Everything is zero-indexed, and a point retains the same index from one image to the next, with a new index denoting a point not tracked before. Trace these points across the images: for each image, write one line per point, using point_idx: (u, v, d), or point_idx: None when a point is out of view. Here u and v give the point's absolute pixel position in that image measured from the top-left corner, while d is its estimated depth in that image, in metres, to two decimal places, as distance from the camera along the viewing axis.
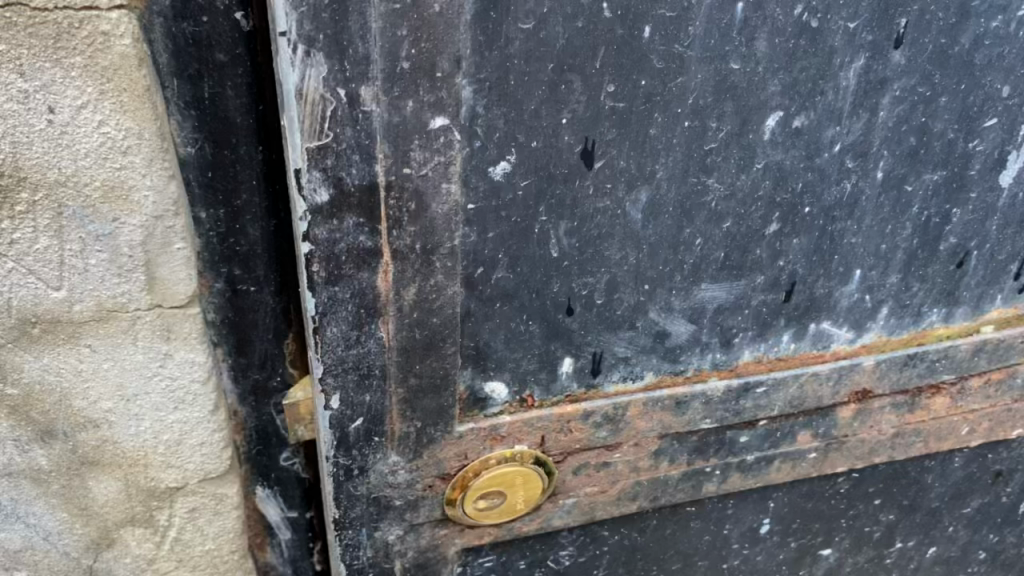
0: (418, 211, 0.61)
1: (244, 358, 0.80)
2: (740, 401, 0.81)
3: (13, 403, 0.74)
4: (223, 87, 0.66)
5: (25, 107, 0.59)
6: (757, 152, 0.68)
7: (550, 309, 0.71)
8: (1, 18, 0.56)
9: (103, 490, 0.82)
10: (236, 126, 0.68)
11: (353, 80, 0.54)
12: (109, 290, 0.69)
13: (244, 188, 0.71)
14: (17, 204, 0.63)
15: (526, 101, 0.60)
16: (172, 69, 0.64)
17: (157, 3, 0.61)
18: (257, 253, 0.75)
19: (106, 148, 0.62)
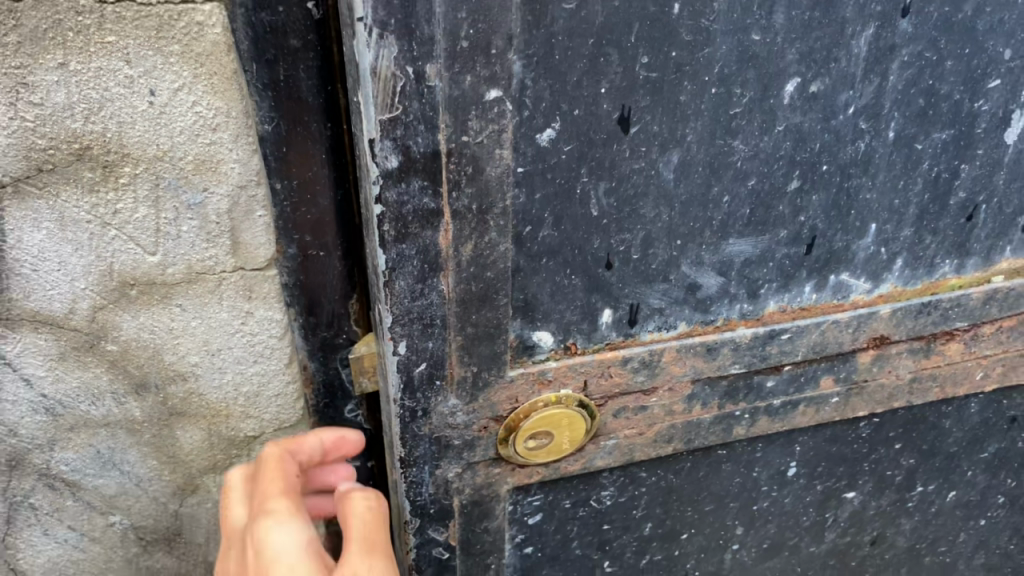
0: (475, 174, 0.68)
1: (314, 318, 0.87)
2: (767, 347, 0.88)
3: (113, 358, 0.83)
4: (297, 69, 0.72)
5: (130, 90, 0.68)
6: (778, 116, 0.75)
7: (591, 264, 0.78)
8: (112, 13, 0.64)
9: (191, 438, 0.91)
10: (308, 105, 0.74)
11: (420, 59, 0.61)
12: (199, 254, 0.77)
13: (315, 162, 0.77)
14: (120, 176, 0.72)
15: (569, 73, 0.67)
16: (251, 55, 0.69)
17: None
18: (327, 222, 0.81)
19: (199, 125, 0.70)
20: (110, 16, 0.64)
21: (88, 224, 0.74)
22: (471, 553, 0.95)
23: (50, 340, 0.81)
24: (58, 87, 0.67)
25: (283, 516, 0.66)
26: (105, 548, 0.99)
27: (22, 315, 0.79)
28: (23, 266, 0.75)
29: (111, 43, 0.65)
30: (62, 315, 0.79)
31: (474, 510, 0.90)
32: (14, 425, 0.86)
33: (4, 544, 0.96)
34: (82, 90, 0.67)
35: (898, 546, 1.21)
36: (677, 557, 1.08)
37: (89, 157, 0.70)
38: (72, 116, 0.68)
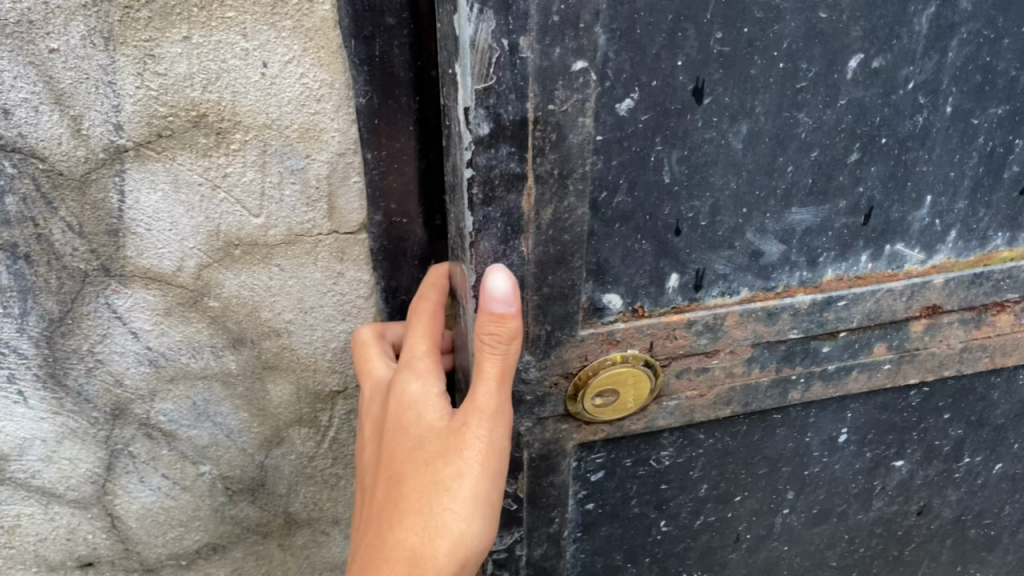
0: (558, 141, 0.73)
1: (394, 281, 0.93)
2: (823, 313, 0.93)
3: (213, 313, 0.90)
4: (391, 45, 0.78)
5: (245, 62, 0.74)
6: (841, 90, 0.79)
7: (661, 229, 0.83)
8: None
9: (279, 389, 0.98)
10: (399, 80, 0.80)
11: (514, 32, 0.66)
12: (298, 217, 0.85)
13: (402, 133, 0.83)
14: (232, 142, 0.79)
15: (649, 46, 0.72)
16: (350, 31, 0.75)
17: None
18: (410, 190, 0.87)
19: (305, 96, 0.77)
20: None
21: (200, 187, 0.81)
22: (538, 507, 1.00)
23: (158, 296, 0.88)
24: (181, 59, 0.73)
25: (420, 370, 0.76)
26: (194, 496, 1.06)
27: (135, 272, 0.85)
28: (138, 226, 0.82)
29: (231, 18, 0.72)
30: (171, 272, 0.86)
31: (542, 465, 0.96)
32: (120, 376, 0.93)
33: (104, 490, 1.03)
34: (203, 61, 0.74)
35: (944, 517, 1.24)
36: (729, 519, 1.13)
37: (205, 125, 0.77)
38: (193, 86, 0.75)
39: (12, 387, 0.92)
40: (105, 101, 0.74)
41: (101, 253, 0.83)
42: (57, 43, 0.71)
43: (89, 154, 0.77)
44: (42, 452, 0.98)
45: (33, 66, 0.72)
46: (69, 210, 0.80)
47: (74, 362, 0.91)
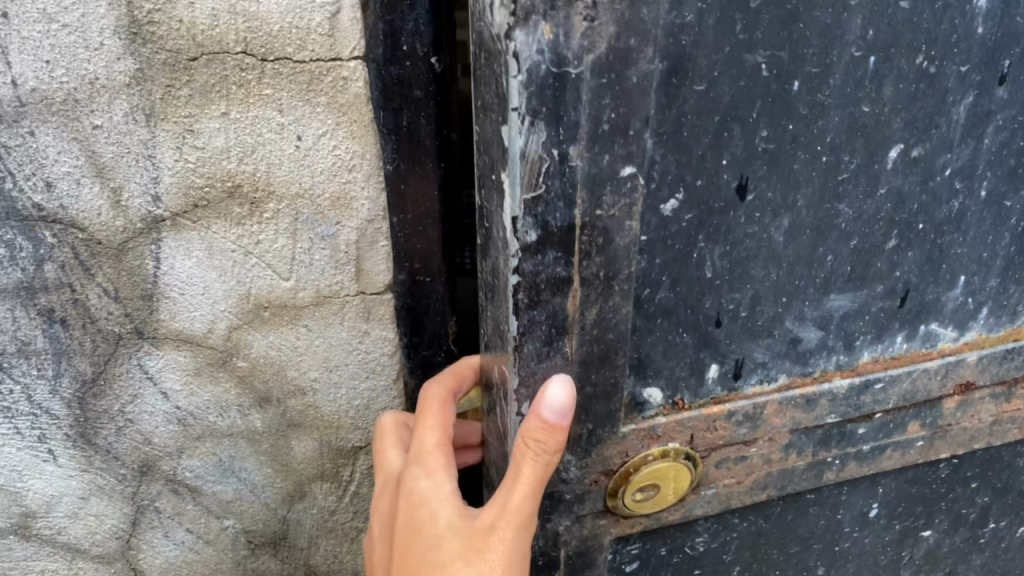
0: (605, 244, 0.63)
1: (416, 338, 0.95)
2: (861, 397, 0.85)
3: (241, 373, 0.92)
4: (418, 117, 0.80)
5: (280, 136, 0.76)
6: (882, 180, 0.73)
7: (702, 322, 0.75)
8: (272, 69, 0.73)
9: (303, 445, 0.99)
10: (425, 148, 0.82)
11: (564, 142, 0.56)
12: (327, 280, 0.86)
13: (427, 197, 0.86)
14: (266, 211, 0.81)
15: (694, 146, 0.65)
16: (378, 103, 0.78)
17: (375, 52, 0.75)
18: (433, 250, 0.90)
19: (337, 166, 0.79)
20: (269, 72, 0.73)
21: (233, 253, 0.83)
22: None
23: (188, 357, 0.89)
24: (219, 133, 0.76)
25: (430, 466, 0.70)
26: (217, 550, 1.07)
27: (167, 333, 0.87)
28: (172, 290, 0.84)
29: (268, 95, 0.74)
30: (201, 333, 0.88)
31: (578, 562, 0.83)
32: (149, 434, 0.95)
33: (128, 544, 1.04)
34: (239, 135, 0.76)
35: None
36: None
37: (239, 194, 0.79)
38: (229, 158, 0.77)
39: (43, 446, 0.94)
40: (145, 173, 0.77)
41: (135, 317, 0.85)
42: (100, 120, 0.73)
43: (126, 224, 0.80)
44: (70, 509, 0.99)
45: (77, 141, 0.74)
46: (105, 276, 0.82)
47: (104, 421, 0.93)
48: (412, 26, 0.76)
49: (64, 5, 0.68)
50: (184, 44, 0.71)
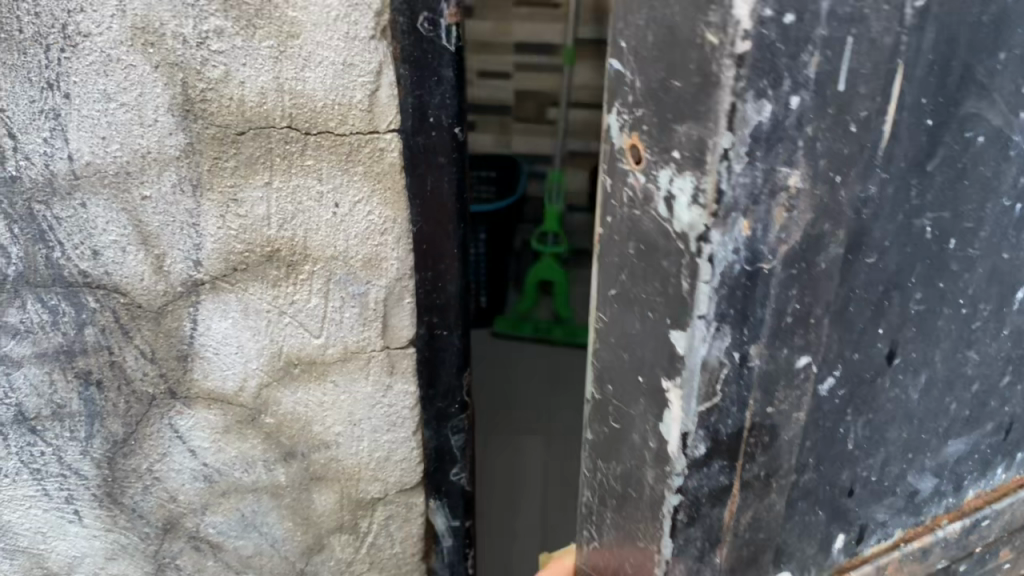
0: (771, 441, 0.46)
1: (431, 390, 0.97)
2: (969, 537, 0.64)
3: (268, 429, 0.95)
4: (441, 182, 0.84)
5: (319, 203, 0.81)
6: (1010, 319, 0.54)
7: (838, 494, 0.54)
8: (315, 142, 0.78)
9: (323, 500, 1.02)
10: (447, 212, 0.86)
11: (747, 340, 0.41)
12: (355, 337, 0.90)
13: (446, 255, 0.89)
14: (301, 272, 0.85)
15: (855, 320, 0.46)
16: (406, 170, 0.82)
17: (403, 127, 0.80)
18: (451, 305, 0.92)
19: (371, 230, 0.84)
20: (312, 144, 0.78)
21: (267, 313, 0.87)
22: None
23: (218, 415, 0.92)
24: (261, 201, 0.80)
25: None
26: None
27: (198, 392, 0.90)
28: (207, 351, 0.88)
29: (310, 165, 0.79)
30: (233, 391, 0.91)
31: None
32: (175, 492, 0.97)
33: None
34: (281, 204, 0.81)
35: None
36: None
37: (277, 258, 0.84)
38: (269, 225, 0.82)
39: (69, 507, 0.97)
40: (188, 240, 0.81)
41: (169, 377, 0.89)
42: (149, 191, 0.78)
43: (166, 288, 0.83)
44: (92, 569, 1.02)
45: (125, 211, 0.78)
46: (143, 338, 0.86)
47: (132, 481, 0.95)
48: (438, 100, 0.80)
49: (123, 86, 0.73)
50: (234, 121, 0.76)
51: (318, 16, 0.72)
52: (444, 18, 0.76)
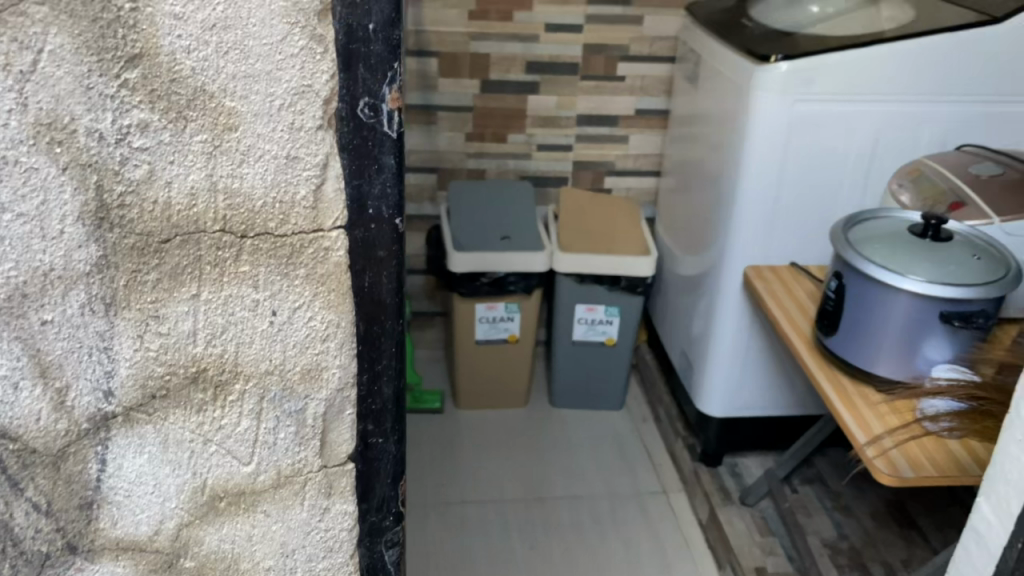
0: None
1: (372, 425, 1.37)
2: None
3: (196, 558, 1.38)
4: (379, 278, 1.25)
5: (254, 314, 1.22)
6: None
7: None
8: (269, 247, 1.19)
9: (220, 533, 1.37)
10: (385, 304, 1.28)
11: None
12: (254, 383, 1.27)
13: (386, 314, 1.28)
14: (230, 395, 1.27)
15: None
16: (349, 264, 1.23)
17: (341, 216, 1.20)
18: (387, 353, 1.32)
19: (313, 338, 1.26)
20: (250, 245, 1.18)
21: (194, 444, 1.29)
22: None
23: (132, 501, 1.30)
24: (187, 319, 1.20)
25: None
26: None
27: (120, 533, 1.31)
28: (121, 491, 1.28)
29: (247, 272, 1.19)
30: (151, 534, 1.33)
31: None
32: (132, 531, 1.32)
33: None
34: (212, 318, 1.21)
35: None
36: None
37: (205, 381, 1.25)
38: (195, 345, 1.22)
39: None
40: (102, 370, 1.19)
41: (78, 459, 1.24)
42: (50, 315, 1.14)
43: (95, 385, 1.20)
44: None
45: (31, 349, 1.15)
46: (113, 433, 1.24)
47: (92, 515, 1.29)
48: (379, 189, 1.20)
49: (23, 194, 1.07)
50: (157, 223, 1.14)
51: (258, 103, 1.09)
52: (385, 105, 1.16)
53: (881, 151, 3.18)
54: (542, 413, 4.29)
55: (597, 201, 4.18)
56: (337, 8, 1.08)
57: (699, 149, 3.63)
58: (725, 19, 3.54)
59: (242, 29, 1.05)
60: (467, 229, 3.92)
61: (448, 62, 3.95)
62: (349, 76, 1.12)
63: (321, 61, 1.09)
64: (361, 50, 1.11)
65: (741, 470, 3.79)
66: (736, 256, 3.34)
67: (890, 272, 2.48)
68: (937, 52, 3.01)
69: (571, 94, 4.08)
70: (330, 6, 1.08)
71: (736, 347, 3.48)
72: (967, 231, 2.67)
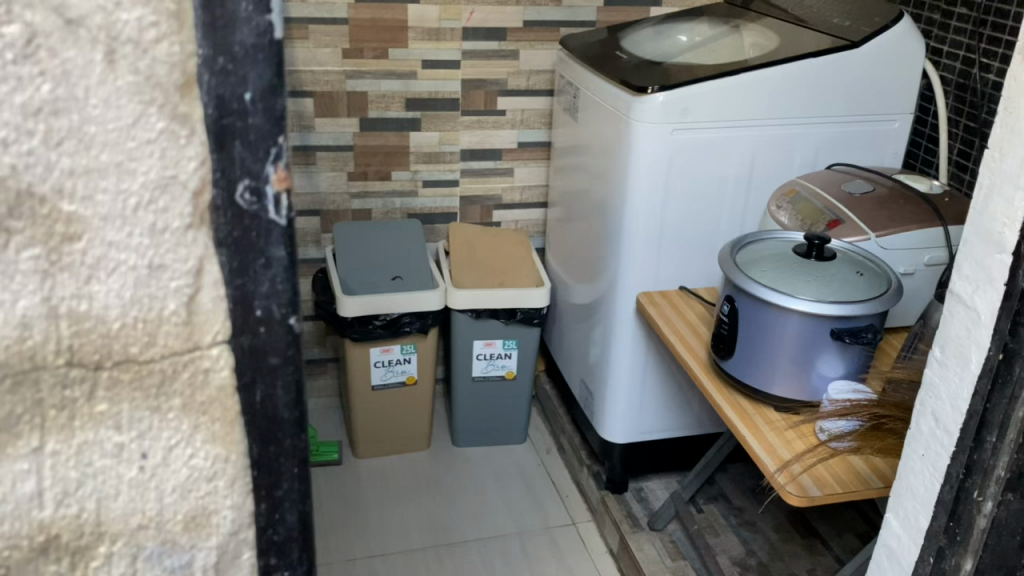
0: None
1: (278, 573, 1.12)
2: None
3: None
4: (275, 388, 1.00)
5: (116, 459, 0.95)
6: None
7: None
8: (122, 380, 0.91)
9: None
10: (283, 419, 1.03)
11: None
12: (124, 542, 0.99)
13: (286, 436, 1.04)
14: (89, 562, 0.99)
15: None
16: (233, 379, 0.97)
17: (223, 332, 0.95)
18: (290, 484, 1.07)
19: (195, 479, 0.99)
20: (102, 379, 0.91)
21: None
22: None
23: None
24: (22, 476, 0.92)
25: None
26: None
27: None
28: None
29: (102, 409, 0.92)
30: None
31: None
32: None
33: None
34: (55, 472, 0.93)
35: None
36: None
37: (52, 546, 0.97)
38: (36, 506, 0.94)
39: None
40: None
41: None
42: None
43: None
44: None
45: None
46: None
47: None
48: (267, 286, 0.95)
49: None
50: None
51: (108, 214, 0.84)
52: (272, 185, 0.91)
53: (758, 172, 3.22)
54: (444, 453, 4.14)
55: (486, 234, 4.08)
56: (204, 77, 0.85)
57: (583, 179, 3.60)
58: (597, 52, 3.52)
59: (81, 111, 0.80)
60: (354, 272, 3.74)
61: (324, 102, 3.80)
62: (221, 157, 0.88)
63: (187, 141, 0.85)
64: (236, 123, 0.88)
65: (646, 495, 3.70)
66: (628, 284, 3.30)
67: (779, 293, 2.47)
68: (804, 76, 3.08)
69: (452, 129, 3.99)
70: (194, 77, 0.84)
71: (633, 374, 3.45)
72: (846, 247, 2.71)
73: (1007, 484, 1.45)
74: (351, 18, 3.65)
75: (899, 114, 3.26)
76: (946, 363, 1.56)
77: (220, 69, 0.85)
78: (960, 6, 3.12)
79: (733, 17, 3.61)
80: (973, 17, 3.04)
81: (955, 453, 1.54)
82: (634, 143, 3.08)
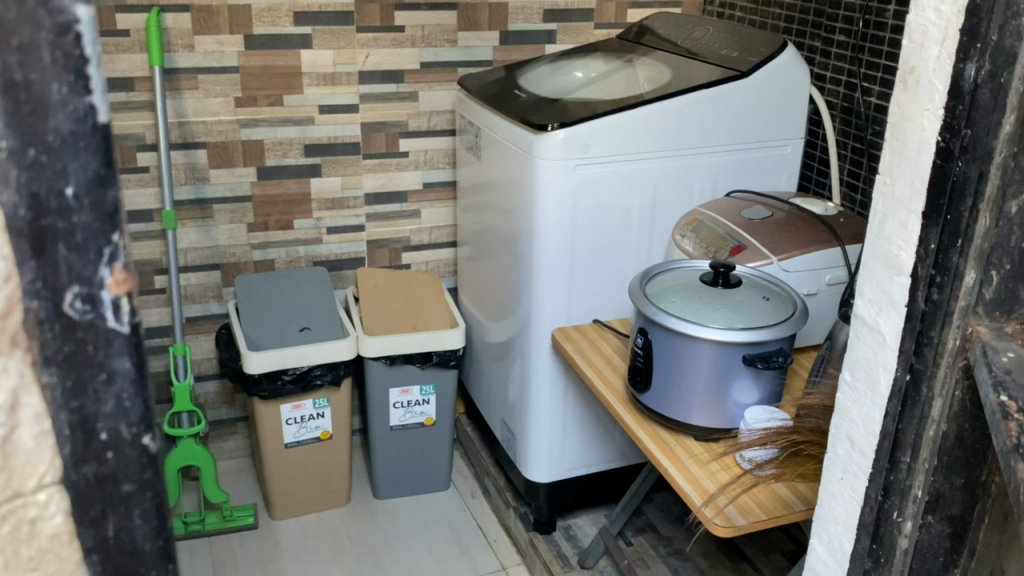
0: None
1: None
2: None
3: None
4: (129, 517, 0.66)
5: None
6: None
7: None
8: None
9: None
10: (142, 552, 0.68)
11: None
12: None
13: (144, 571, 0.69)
14: None
15: None
16: (72, 519, 0.63)
17: (53, 451, 0.61)
18: None
19: None
20: None
21: None
22: None
23: None
24: None
25: None
26: None
27: None
28: None
29: None
30: None
31: None
32: None
33: None
34: None
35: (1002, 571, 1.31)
36: None
37: None
38: None
39: None
40: None
41: None
42: None
43: None
44: None
45: None
46: None
47: None
48: (112, 405, 0.63)
49: None
50: None
51: None
52: (107, 290, 0.59)
53: (661, 202, 3.24)
54: (366, 508, 3.97)
55: (395, 277, 3.97)
56: (9, 173, 0.54)
57: (489, 217, 3.57)
58: (496, 91, 3.49)
59: None
60: (260, 326, 3.61)
61: (218, 152, 3.65)
62: (41, 262, 0.57)
63: None
64: (57, 224, 0.56)
65: (575, 532, 3.63)
66: (542, 321, 3.26)
67: (690, 323, 2.46)
68: (698, 106, 3.12)
69: (355, 174, 3.90)
70: None
71: (553, 412, 3.40)
72: (750, 273, 2.74)
73: (926, 505, 1.38)
74: (242, 65, 3.54)
75: (791, 139, 3.34)
76: (856, 386, 1.56)
77: (32, 161, 0.54)
78: (838, 33, 3.22)
79: (626, 52, 3.65)
80: (852, 44, 3.14)
81: (873, 474, 1.52)
82: (538, 180, 3.05)
